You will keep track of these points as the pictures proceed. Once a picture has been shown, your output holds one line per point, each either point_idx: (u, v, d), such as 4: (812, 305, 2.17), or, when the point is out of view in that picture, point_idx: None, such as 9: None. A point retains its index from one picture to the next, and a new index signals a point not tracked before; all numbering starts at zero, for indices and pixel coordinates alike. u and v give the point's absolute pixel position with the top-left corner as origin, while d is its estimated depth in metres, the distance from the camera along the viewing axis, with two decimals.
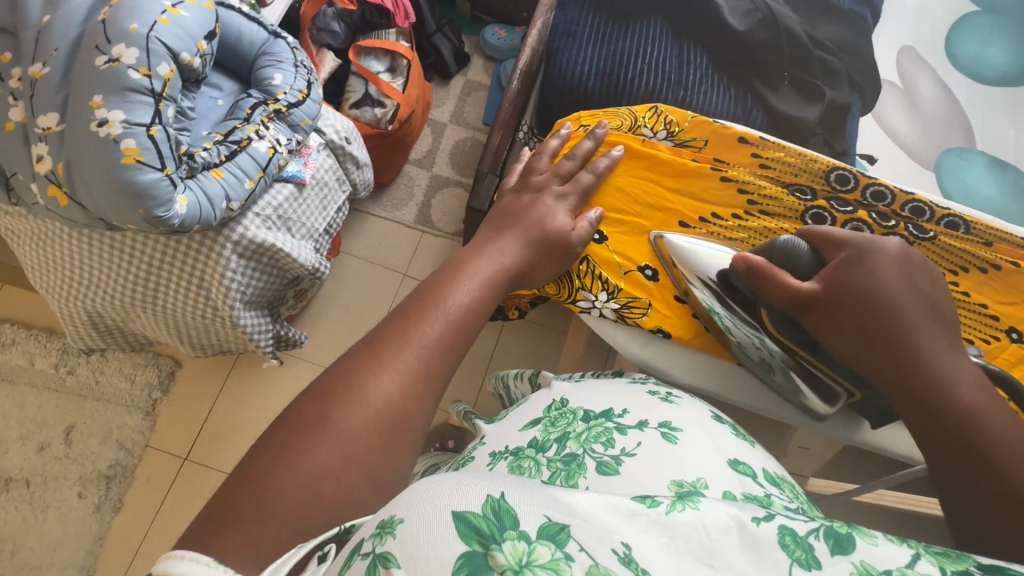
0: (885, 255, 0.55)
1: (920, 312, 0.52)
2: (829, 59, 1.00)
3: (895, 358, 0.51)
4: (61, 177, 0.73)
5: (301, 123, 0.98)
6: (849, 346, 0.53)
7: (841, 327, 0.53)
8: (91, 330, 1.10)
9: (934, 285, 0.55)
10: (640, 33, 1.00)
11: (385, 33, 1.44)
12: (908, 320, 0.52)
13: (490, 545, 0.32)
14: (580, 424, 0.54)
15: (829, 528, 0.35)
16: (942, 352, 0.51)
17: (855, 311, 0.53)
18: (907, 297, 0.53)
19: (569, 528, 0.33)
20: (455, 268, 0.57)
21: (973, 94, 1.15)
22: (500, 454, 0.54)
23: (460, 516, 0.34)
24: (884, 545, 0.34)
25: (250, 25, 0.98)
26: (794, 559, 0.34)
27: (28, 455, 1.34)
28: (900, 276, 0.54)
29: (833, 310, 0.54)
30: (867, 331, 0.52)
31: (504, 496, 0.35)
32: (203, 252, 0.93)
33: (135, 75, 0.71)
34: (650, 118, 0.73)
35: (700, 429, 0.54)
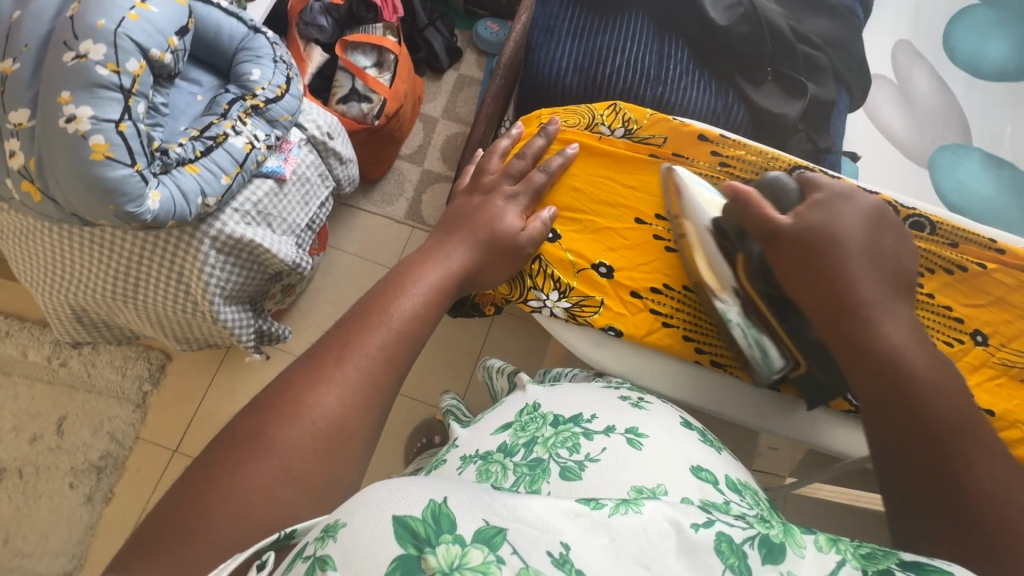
0: (859, 204, 0.59)
1: (876, 257, 0.56)
2: (814, 54, 0.98)
3: (843, 296, 0.54)
4: (33, 172, 0.74)
5: (280, 119, 0.98)
6: (800, 280, 0.57)
7: (800, 258, 0.56)
8: (76, 323, 1.11)
9: (898, 241, 0.58)
10: (620, 27, 0.99)
11: (373, 27, 1.44)
12: (857, 264, 0.56)
13: (424, 550, 0.32)
14: (548, 428, 0.54)
15: (765, 536, 0.35)
16: (888, 296, 0.55)
17: (814, 246, 0.56)
18: (867, 249, 0.56)
19: (505, 532, 0.33)
20: (404, 274, 0.57)
21: (969, 90, 1.13)
22: (470, 459, 0.54)
23: (401, 520, 0.34)
24: (811, 557, 0.35)
25: (229, 20, 0.98)
26: (728, 565, 0.34)
27: (22, 445, 1.36)
28: (869, 234, 0.57)
29: (794, 243, 0.57)
30: (824, 260, 0.56)
31: (446, 501, 0.35)
32: (181, 247, 0.94)
33: (103, 71, 0.71)
34: (608, 116, 0.72)
35: (667, 436, 0.54)
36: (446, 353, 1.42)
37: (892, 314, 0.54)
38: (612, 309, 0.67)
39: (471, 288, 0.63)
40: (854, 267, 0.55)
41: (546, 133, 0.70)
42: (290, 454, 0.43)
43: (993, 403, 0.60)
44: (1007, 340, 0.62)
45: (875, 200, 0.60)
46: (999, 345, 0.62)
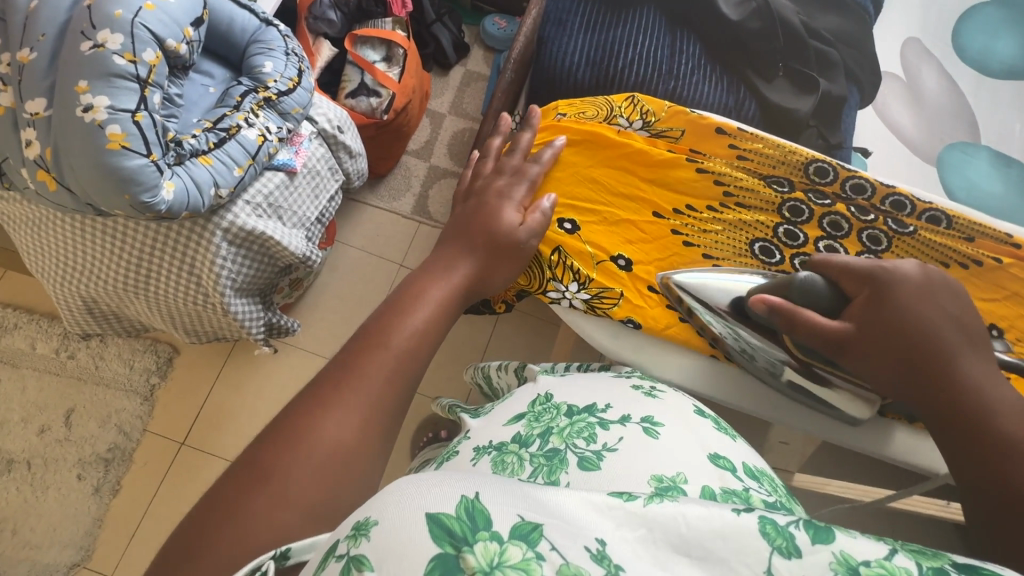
0: (906, 280, 0.56)
1: (948, 330, 0.53)
2: (825, 50, 0.98)
3: (932, 392, 0.52)
4: (49, 162, 0.74)
5: (291, 112, 0.98)
6: (888, 374, 0.55)
7: (879, 363, 0.55)
8: (86, 314, 1.12)
9: (962, 305, 0.56)
10: (632, 22, 0.99)
11: (381, 21, 1.44)
12: (944, 343, 0.52)
13: (461, 549, 0.31)
14: (563, 418, 0.54)
15: (809, 519, 0.34)
16: (982, 368, 0.51)
17: (886, 339, 0.54)
18: (945, 324, 0.53)
19: (542, 527, 0.32)
20: (407, 294, 0.55)
21: (979, 88, 1.13)
22: (484, 450, 0.53)
23: (434, 517, 0.33)
24: (862, 540, 0.33)
25: (242, 12, 0.98)
26: (775, 548, 0.32)
27: (30, 437, 1.37)
28: (933, 303, 0.54)
29: (867, 346, 0.55)
30: (905, 367, 0.53)
31: (479, 496, 0.33)
32: (193, 239, 0.94)
33: (119, 61, 0.72)
34: (626, 108, 0.73)
35: (683, 425, 0.54)
36: (452, 348, 1.42)
37: (993, 384, 0.50)
38: (632, 301, 0.68)
39: (479, 296, 0.61)
40: (938, 347, 0.52)
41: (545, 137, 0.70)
42: (312, 440, 0.43)
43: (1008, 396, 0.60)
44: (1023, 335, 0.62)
45: (916, 265, 0.57)
46: (1015, 339, 0.62)
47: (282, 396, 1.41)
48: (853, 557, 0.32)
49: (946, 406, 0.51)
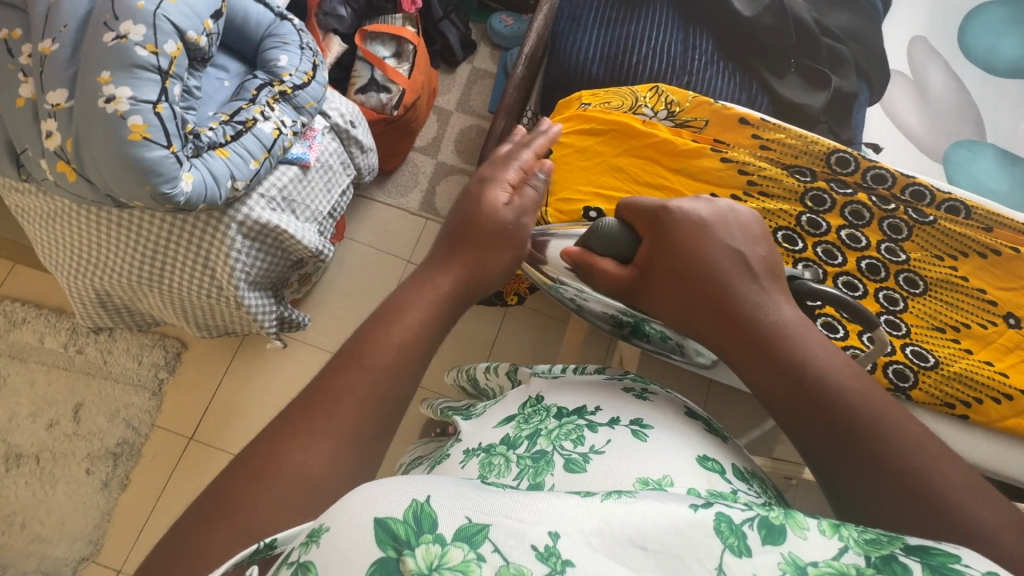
0: (687, 218, 0.54)
1: (730, 265, 0.51)
2: (837, 46, 0.99)
3: (719, 325, 0.50)
4: (70, 152, 0.74)
5: (306, 106, 0.98)
6: (670, 312, 0.54)
7: (671, 304, 0.53)
8: (98, 308, 1.12)
9: (749, 237, 0.54)
10: (646, 17, 0.99)
11: (391, 18, 1.45)
12: (724, 278, 0.51)
13: (403, 551, 0.31)
14: (552, 420, 0.55)
15: (764, 517, 0.33)
16: (759, 298, 0.50)
17: (666, 279, 0.54)
18: (721, 262, 0.52)
19: (487, 529, 0.32)
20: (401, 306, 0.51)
21: (985, 86, 1.14)
22: (474, 451, 0.54)
23: (382, 521, 0.33)
24: (812, 539, 0.32)
25: (257, 7, 0.98)
26: (726, 546, 0.32)
27: (38, 432, 1.37)
28: (708, 238, 0.53)
29: (653, 288, 0.55)
30: (695, 305, 0.52)
31: (429, 499, 0.34)
32: (208, 231, 0.94)
33: (141, 52, 0.72)
34: (651, 99, 0.74)
35: (673, 427, 0.54)
36: (459, 344, 1.42)
37: (767, 313, 0.49)
38: None
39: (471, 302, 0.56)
40: (704, 280, 0.51)
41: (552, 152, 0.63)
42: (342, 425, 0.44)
43: None
44: None
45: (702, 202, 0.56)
46: None
47: (290, 391, 1.41)
48: (801, 558, 0.32)
49: (726, 339, 0.49)
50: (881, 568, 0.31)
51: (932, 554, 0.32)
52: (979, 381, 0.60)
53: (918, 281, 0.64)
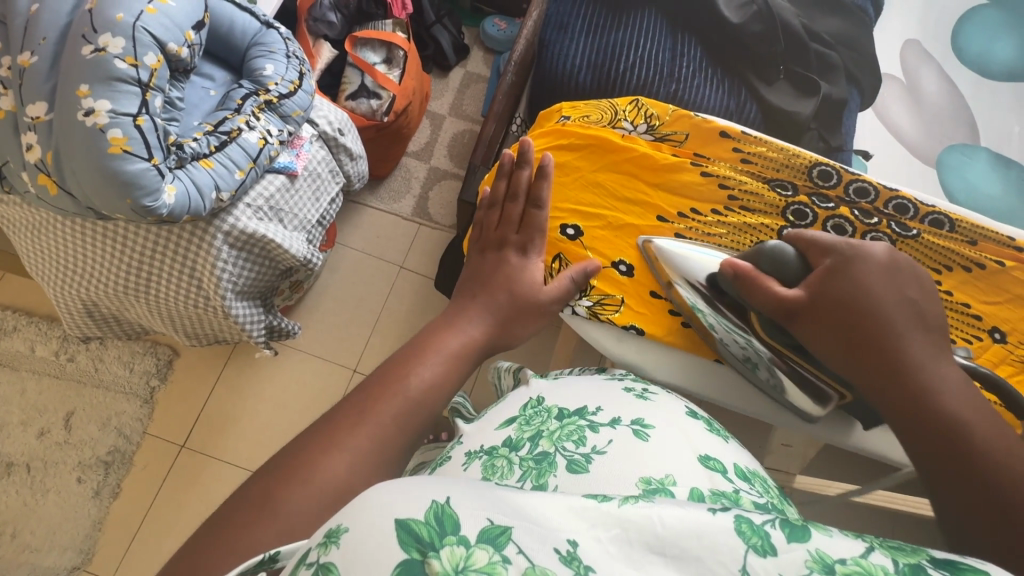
0: (872, 258, 0.56)
1: (901, 308, 0.53)
2: (826, 52, 0.98)
3: (880, 364, 0.51)
4: (50, 166, 0.74)
5: (292, 115, 0.98)
6: (828, 343, 0.55)
7: (828, 335, 0.54)
8: (86, 317, 1.11)
9: (922, 287, 0.55)
10: (633, 24, 0.99)
11: (382, 23, 1.44)
12: (893, 321, 0.52)
13: (428, 554, 0.30)
14: (553, 421, 0.52)
15: (786, 519, 0.33)
16: (924, 348, 0.51)
17: (832, 312, 0.54)
18: (892, 301, 0.53)
19: (510, 530, 0.31)
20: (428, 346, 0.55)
21: (978, 90, 1.13)
22: (475, 454, 0.51)
23: (404, 523, 0.32)
24: (838, 538, 0.33)
25: (243, 15, 0.98)
26: (750, 546, 0.32)
27: (29, 440, 1.36)
28: (892, 281, 0.55)
29: (814, 317, 0.55)
30: (856, 342, 0.53)
31: (449, 500, 0.33)
32: (194, 242, 0.94)
33: (121, 65, 0.72)
34: (630, 113, 0.74)
35: (674, 426, 0.52)
36: None
37: (934, 366, 0.50)
38: (633, 308, 0.68)
39: (503, 348, 0.62)
40: (885, 320, 0.52)
41: (542, 175, 0.67)
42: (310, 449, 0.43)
43: None
44: None
45: (884, 246, 0.57)
46: (1017, 343, 0.62)
47: (282, 398, 1.41)
48: (829, 555, 0.31)
49: (883, 373, 0.51)
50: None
51: (961, 569, 0.31)
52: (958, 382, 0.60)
53: None
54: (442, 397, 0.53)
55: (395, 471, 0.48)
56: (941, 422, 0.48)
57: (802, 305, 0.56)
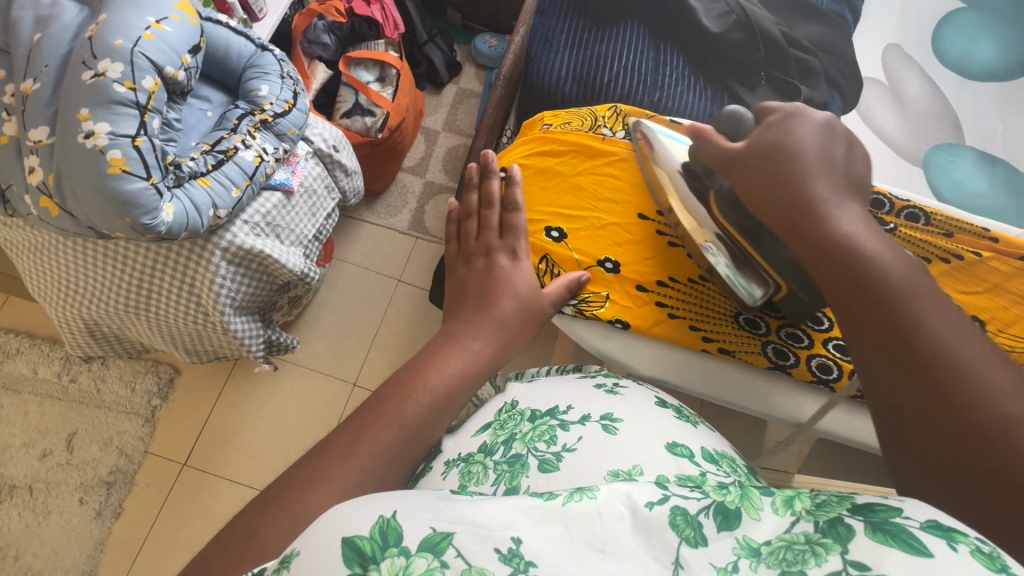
0: (810, 119, 0.59)
1: (822, 158, 0.56)
2: (805, 58, 1.01)
3: (792, 198, 0.55)
4: (52, 187, 0.76)
5: (287, 133, 1.00)
6: (754, 186, 0.58)
7: (756, 177, 0.58)
8: (87, 336, 1.13)
9: (847, 151, 0.58)
10: (617, 37, 1.02)
11: (374, 44, 1.48)
12: (810, 164, 0.56)
13: (369, 566, 0.31)
14: (526, 424, 0.53)
15: (721, 504, 0.35)
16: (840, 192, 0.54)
17: (759, 159, 0.58)
18: (818, 154, 0.56)
19: (451, 536, 0.32)
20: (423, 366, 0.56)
21: (960, 90, 1.15)
22: (454, 462, 0.52)
23: (349, 541, 0.33)
24: (766, 519, 0.34)
25: (238, 38, 1.01)
26: (683, 538, 0.33)
27: (32, 462, 1.37)
28: (817, 136, 0.57)
29: (744, 164, 0.59)
30: (780, 181, 0.56)
31: (395, 514, 0.34)
32: (192, 259, 0.96)
33: (120, 89, 0.74)
34: (609, 118, 0.78)
35: (641, 416, 0.53)
36: None
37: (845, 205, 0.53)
38: (619, 303, 0.70)
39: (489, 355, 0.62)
40: (792, 162, 0.56)
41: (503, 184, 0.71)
42: None
43: None
44: (1004, 327, 0.63)
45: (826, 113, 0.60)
46: (997, 332, 0.63)
47: (283, 414, 1.42)
48: (754, 540, 0.33)
49: (782, 206, 0.55)
50: (827, 532, 0.32)
51: (876, 510, 0.32)
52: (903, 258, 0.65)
53: None
54: (432, 404, 0.54)
55: (384, 477, 0.48)
56: (833, 243, 0.51)
57: (736, 157, 0.60)
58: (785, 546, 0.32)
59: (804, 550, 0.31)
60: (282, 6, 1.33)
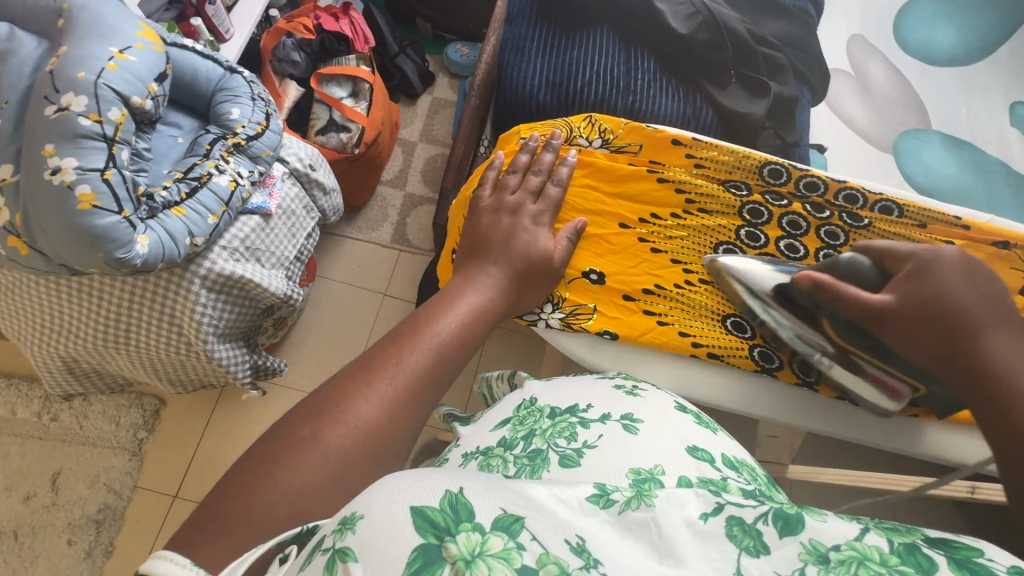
0: (950, 261, 0.57)
1: (981, 308, 0.54)
2: (773, 54, 1.02)
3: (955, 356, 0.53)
4: (20, 227, 0.75)
5: (262, 155, 0.99)
6: (916, 346, 0.55)
7: (915, 335, 0.55)
8: (66, 374, 1.10)
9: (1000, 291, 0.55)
10: (587, 43, 1.03)
11: (345, 59, 1.47)
12: (972, 323, 0.53)
13: (445, 538, 0.29)
14: (546, 420, 0.51)
15: (780, 510, 0.33)
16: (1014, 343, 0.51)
17: (918, 317, 0.55)
18: (975, 301, 0.54)
19: (523, 519, 0.30)
20: (422, 320, 0.54)
21: (924, 76, 1.18)
22: (472, 454, 0.51)
23: (420, 510, 0.30)
24: (832, 523, 0.33)
25: (205, 62, 0.99)
26: (742, 548, 0.32)
27: (15, 506, 1.33)
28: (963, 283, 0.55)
29: (899, 321, 0.56)
30: (939, 337, 0.54)
31: (463, 490, 0.32)
32: (171, 289, 0.94)
33: (84, 122, 0.72)
34: (584, 129, 0.77)
35: (662, 418, 0.50)
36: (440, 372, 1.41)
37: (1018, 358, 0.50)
38: (606, 313, 0.70)
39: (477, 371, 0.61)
40: (948, 314, 0.54)
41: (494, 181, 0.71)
42: None
43: None
44: None
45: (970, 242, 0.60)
46: None
47: None
48: (821, 544, 0.31)
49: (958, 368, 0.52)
50: (905, 559, 0.31)
51: (956, 548, 0.32)
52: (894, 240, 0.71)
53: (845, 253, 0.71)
54: None
55: None
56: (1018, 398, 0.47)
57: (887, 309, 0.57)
58: (856, 560, 0.31)
59: (880, 571, 0.30)
60: (249, 26, 1.32)
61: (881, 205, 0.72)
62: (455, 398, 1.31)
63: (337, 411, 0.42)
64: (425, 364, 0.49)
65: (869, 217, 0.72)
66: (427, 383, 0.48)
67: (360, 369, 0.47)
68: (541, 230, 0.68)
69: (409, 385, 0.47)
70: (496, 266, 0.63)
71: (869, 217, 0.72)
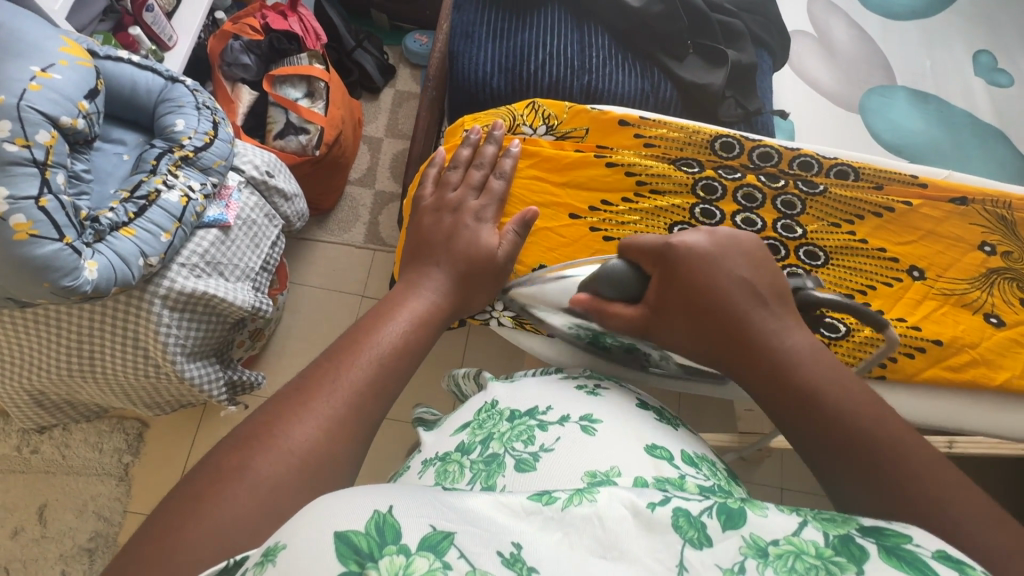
0: (692, 248, 0.56)
1: (738, 294, 0.53)
2: (728, 20, 1.00)
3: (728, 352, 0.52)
4: None
5: (213, 165, 0.95)
6: (684, 341, 0.56)
7: (682, 331, 0.56)
8: (35, 407, 1.08)
9: (750, 263, 0.56)
10: (538, 24, 1.00)
11: (297, 58, 1.43)
12: (732, 312, 0.52)
13: (366, 565, 0.27)
14: (506, 423, 0.50)
15: (723, 504, 0.33)
16: (774, 325, 0.51)
17: (683, 314, 0.55)
18: (729, 290, 0.53)
19: (453, 535, 0.29)
20: (363, 332, 0.52)
21: (885, 31, 1.16)
22: (430, 461, 0.50)
23: (343, 535, 0.29)
24: (774, 515, 0.32)
25: (143, 73, 0.95)
26: (686, 540, 0.31)
27: (3, 542, 1.30)
28: (717, 270, 0.55)
29: (664, 323, 0.57)
30: (710, 337, 0.53)
31: (392, 509, 0.30)
32: (132, 311, 0.91)
33: (12, 148, 0.72)
34: (528, 117, 0.76)
35: (622, 416, 0.49)
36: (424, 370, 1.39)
37: (782, 338, 0.50)
38: None
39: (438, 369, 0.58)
40: (714, 307, 0.53)
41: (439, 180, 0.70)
42: None
43: (940, 332, 0.65)
44: (942, 270, 0.68)
45: (706, 236, 0.57)
46: (936, 276, 0.68)
47: None
48: (762, 538, 0.31)
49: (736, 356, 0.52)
50: (840, 549, 0.30)
51: (887, 535, 0.31)
52: (852, 203, 0.70)
53: (795, 202, 0.70)
54: None
55: None
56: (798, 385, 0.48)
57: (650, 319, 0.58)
58: (794, 553, 0.30)
59: (817, 564, 0.29)
60: (192, 31, 1.28)
61: (838, 167, 0.72)
62: (440, 395, 1.29)
63: (270, 437, 0.42)
64: (363, 379, 0.48)
65: (824, 181, 0.71)
66: (370, 398, 0.47)
67: (296, 391, 0.46)
68: (484, 226, 0.67)
69: (350, 400, 0.46)
70: (438, 268, 0.62)
71: (824, 181, 0.71)
